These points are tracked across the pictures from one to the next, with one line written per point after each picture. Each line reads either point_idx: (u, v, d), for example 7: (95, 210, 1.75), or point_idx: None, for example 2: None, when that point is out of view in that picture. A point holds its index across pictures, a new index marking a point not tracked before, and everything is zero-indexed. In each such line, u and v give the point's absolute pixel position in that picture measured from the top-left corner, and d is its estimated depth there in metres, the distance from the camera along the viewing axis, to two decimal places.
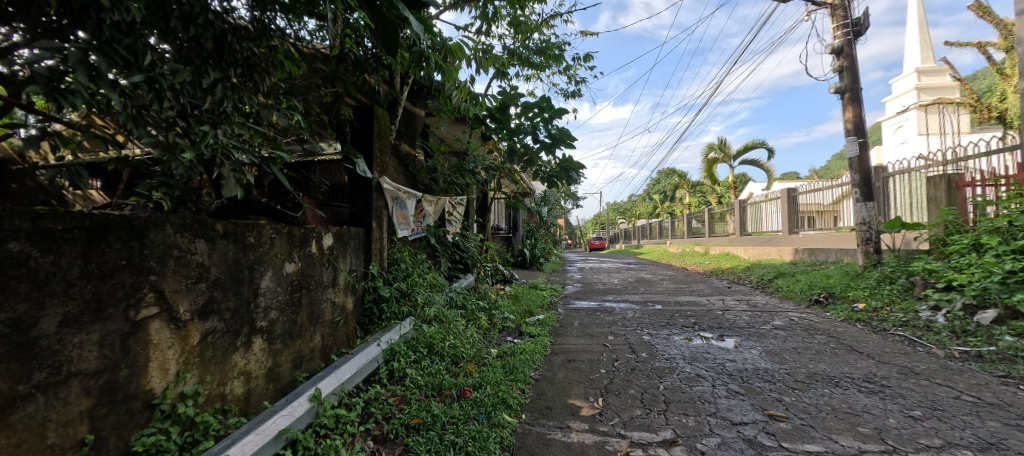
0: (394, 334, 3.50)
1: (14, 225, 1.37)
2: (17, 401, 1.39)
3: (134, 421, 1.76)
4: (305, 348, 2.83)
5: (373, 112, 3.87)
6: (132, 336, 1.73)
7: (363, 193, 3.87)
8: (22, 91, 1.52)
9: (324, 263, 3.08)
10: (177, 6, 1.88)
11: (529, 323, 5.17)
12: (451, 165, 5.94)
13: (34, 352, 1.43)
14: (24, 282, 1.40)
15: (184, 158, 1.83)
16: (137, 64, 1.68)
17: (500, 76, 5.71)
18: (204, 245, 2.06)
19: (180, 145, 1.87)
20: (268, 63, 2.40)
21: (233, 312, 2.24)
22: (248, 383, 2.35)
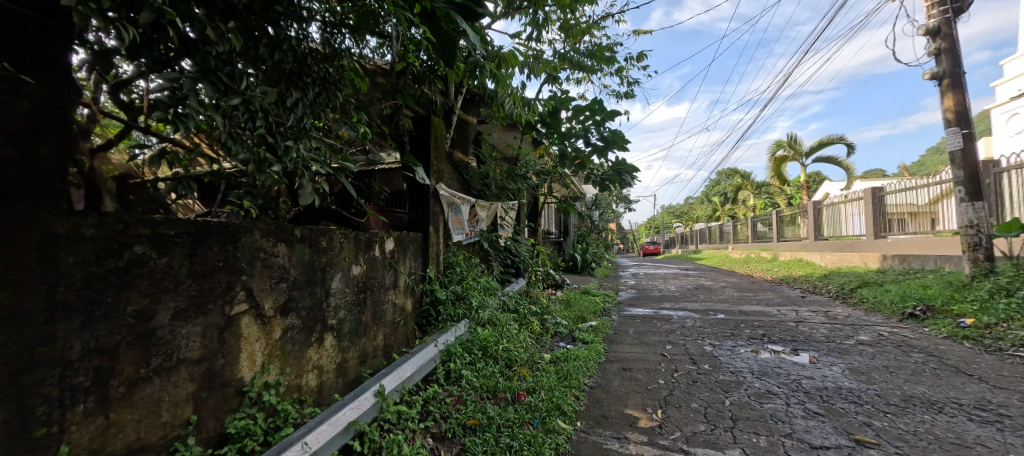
0: (450, 336, 3.61)
1: (138, 231, 1.57)
2: (139, 383, 1.61)
3: (227, 405, 1.97)
4: (369, 346, 3.01)
5: (430, 122, 4.04)
6: (227, 329, 1.95)
7: (420, 199, 4.04)
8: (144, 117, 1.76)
9: (386, 265, 3.25)
10: (265, 34, 2.09)
11: (582, 329, 5.10)
12: (504, 171, 6.03)
13: (152, 341, 1.64)
14: (146, 280, 1.61)
15: (271, 171, 2.04)
16: (235, 89, 1.89)
17: (552, 80, 5.72)
18: (285, 248, 2.26)
19: (268, 159, 2.08)
20: (338, 80, 2.59)
21: (308, 310, 2.43)
22: (321, 376, 2.53)
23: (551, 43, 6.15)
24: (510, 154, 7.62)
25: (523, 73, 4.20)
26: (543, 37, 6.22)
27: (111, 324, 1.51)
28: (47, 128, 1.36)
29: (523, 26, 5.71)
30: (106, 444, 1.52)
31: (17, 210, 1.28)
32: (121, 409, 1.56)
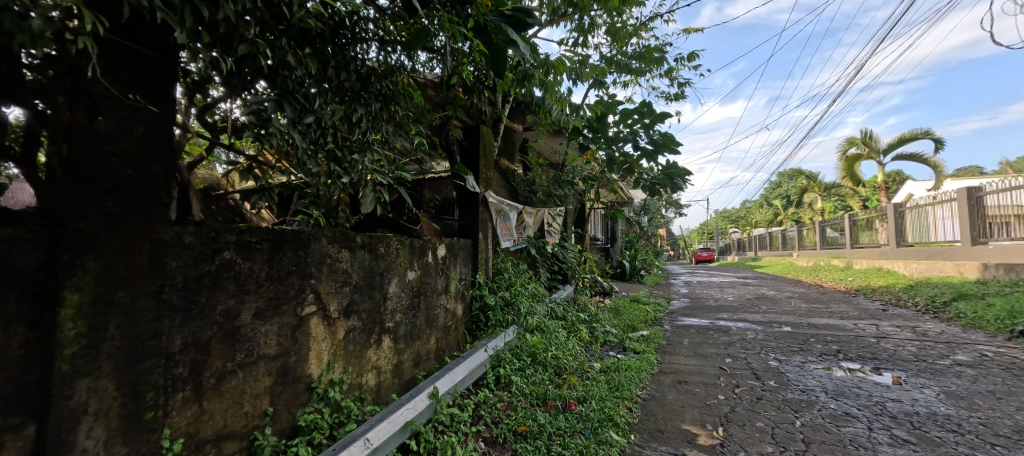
0: (499, 341, 3.65)
1: (227, 239, 1.75)
2: (226, 375, 1.78)
3: (298, 400, 2.12)
4: (423, 348, 3.12)
5: (479, 131, 4.14)
6: (298, 328, 2.11)
7: (470, 206, 4.13)
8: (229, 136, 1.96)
9: (438, 271, 3.36)
10: (335, 57, 2.24)
11: (632, 338, 4.95)
12: (550, 177, 6.03)
13: (237, 338, 1.82)
14: (233, 282, 1.79)
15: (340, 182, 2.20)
16: (310, 108, 2.06)
17: (599, 85, 5.67)
18: (348, 254, 2.41)
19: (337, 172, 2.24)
20: (395, 95, 2.73)
21: (368, 313, 2.58)
22: (379, 376, 2.66)
23: (598, 48, 6.09)
24: (556, 161, 7.62)
25: (570, 79, 4.18)
26: (589, 43, 6.18)
27: (204, 321, 1.69)
28: (157, 148, 1.52)
29: (569, 33, 5.71)
30: (200, 429, 1.69)
31: (135, 219, 1.44)
32: (212, 398, 1.73)
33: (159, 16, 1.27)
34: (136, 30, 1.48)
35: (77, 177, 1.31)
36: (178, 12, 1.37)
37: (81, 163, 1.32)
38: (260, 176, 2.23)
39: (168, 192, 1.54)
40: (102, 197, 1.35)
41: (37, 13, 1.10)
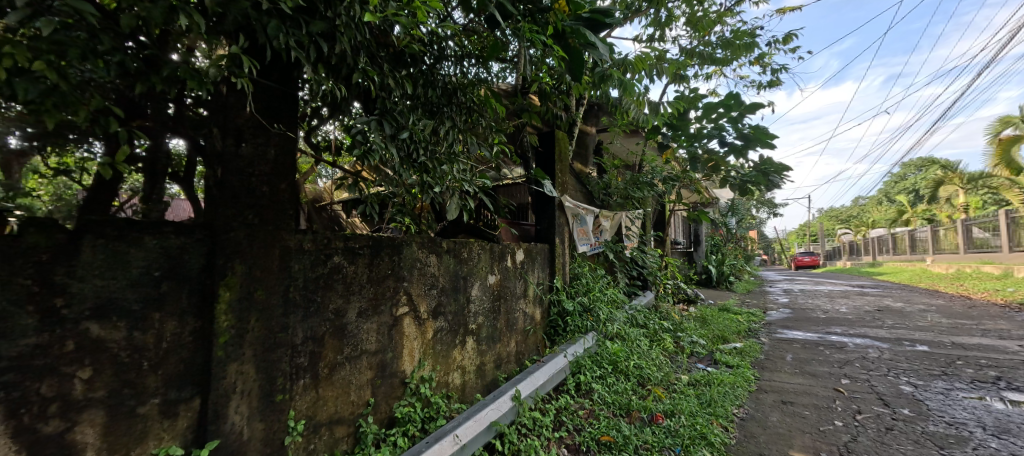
0: (579, 347, 3.60)
1: (336, 245, 1.97)
2: (337, 367, 1.99)
3: (395, 393, 2.31)
4: (504, 351, 3.20)
5: (554, 136, 4.14)
6: (394, 327, 2.29)
7: (546, 211, 4.13)
8: (334, 153, 2.17)
9: (517, 275, 3.42)
10: (424, 75, 2.40)
11: (724, 350, 4.57)
12: (627, 179, 5.82)
13: (345, 333, 2.03)
14: (341, 283, 2.00)
15: (430, 191, 2.34)
16: (404, 124, 2.22)
17: (679, 79, 5.36)
18: (435, 259, 2.57)
19: (427, 182, 2.39)
20: (479, 106, 2.84)
21: (454, 314, 2.71)
22: (464, 375, 2.79)
23: (678, 40, 5.75)
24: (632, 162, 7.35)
25: (648, 75, 3.98)
26: (668, 36, 5.86)
27: (319, 318, 1.91)
28: (285, 167, 1.76)
29: (644, 28, 5.49)
30: (317, 413, 1.91)
31: (269, 229, 1.68)
32: (326, 387, 1.95)
33: (292, 55, 1.48)
34: (263, 68, 1.69)
35: (229, 195, 1.57)
36: (306, 50, 1.58)
37: (231, 183, 1.58)
38: (358, 188, 2.45)
39: (292, 204, 1.77)
40: (245, 211, 1.60)
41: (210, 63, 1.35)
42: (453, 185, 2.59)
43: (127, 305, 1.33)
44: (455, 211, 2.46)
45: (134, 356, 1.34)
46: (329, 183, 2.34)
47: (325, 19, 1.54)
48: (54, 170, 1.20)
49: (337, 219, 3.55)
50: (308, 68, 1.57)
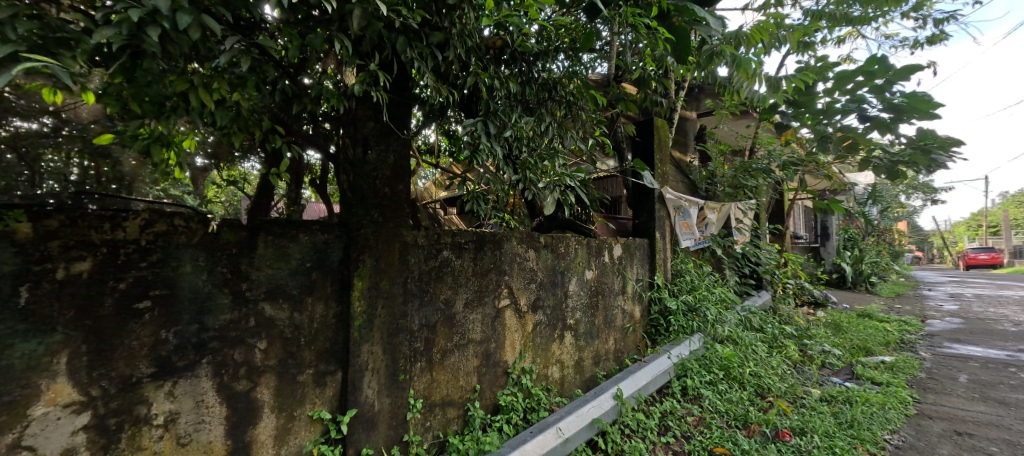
0: (684, 349, 3.38)
1: (445, 240, 2.11)
2: (448, 353, 2.15)
3: (498, 382, 2.42)
4: (602, 348, 3.14)
5: (653, 124, 3.87)
6: (496, 319, 2.39)
7: (645, 203, 3.86)
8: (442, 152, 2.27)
9: (615, 271, 3.30)
10: (525, 73, 2.42)
11: (867, 364, 3.89)
12: (738, 165, 5.05)
13: (454, 323, 2.17)
14: (449, 276, 2.15)
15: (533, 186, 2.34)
16: (508, 122, 2.26)
17: (804, 47, 4.65)
18: (534, 253, 2.61)
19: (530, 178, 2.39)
20: (579, 99, 2.78)
21: (552, 309, 2.74)
22: (562, 370, 2.80)
23: (802, 2, 4.96)
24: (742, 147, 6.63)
25: (765, 48, 3.50)
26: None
27: (432, 308, 2.07)
28: (403, 170, 1.94)
29: None
30: (432, 394, 2.08)
31: (391, 226, 1.87)
32: (439, 370, 2.12)
33: (415, 67, 1.61)
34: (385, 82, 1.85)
35: (359, 196, 1.79)
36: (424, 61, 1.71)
37: (361, 186, 1.79)
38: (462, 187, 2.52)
39: (410, 203, 1.95)
40: (372, 211, 1.81)
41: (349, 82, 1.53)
42: (555, 180, 2.58)
43: (288, 290, 1.59)
44: (552, 206, 2.45)
45: (293, 333, 1.61)
46: (439, 181, 2.47)
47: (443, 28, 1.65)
48: (225, 180, 1.88)
49: (437, 216, 3.79)
50: (426, 77, 1.70)
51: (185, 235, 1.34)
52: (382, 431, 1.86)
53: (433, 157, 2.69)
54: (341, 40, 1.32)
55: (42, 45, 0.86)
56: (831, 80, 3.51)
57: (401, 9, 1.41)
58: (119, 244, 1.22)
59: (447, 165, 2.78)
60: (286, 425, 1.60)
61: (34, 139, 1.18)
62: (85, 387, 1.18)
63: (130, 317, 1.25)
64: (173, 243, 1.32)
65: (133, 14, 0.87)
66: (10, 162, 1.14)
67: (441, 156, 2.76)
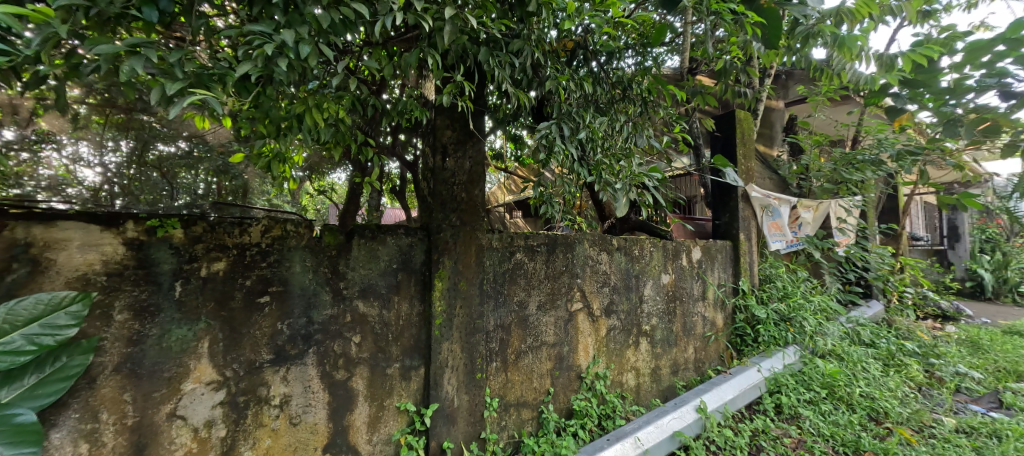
0: (777, 363, 3.08)
1: (517, 243, 2.15)
2: (522, 354, 2.18)
3: (571, 386, 2.40)
4: (680, 357, 2.97)
5: (734, 117, 3.51)
6: (569, 322, 2.37)
7: (726, 202, 3.54)
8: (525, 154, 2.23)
9: (694, 275, 3.10)
10: (597, 73, 2.39)
11: (1019, 391, 3.23)
12: (838, 158, 4.40)
13: (527, 325, 2.20)
14: (523, 278, 2.18)
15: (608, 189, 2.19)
16: (581, 124, 2.19)
17: (924, 17, 4.02)
18: (607, 256, 2.55)
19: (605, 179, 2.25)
20: (654, 95, 2.66)
21: (626, 314, 2.65)
22: (638, 378, 2.70)
23: None
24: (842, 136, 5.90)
25: (873, 22, 3.07)
26: None
27: (506, 309, 2.12)
28: (479, 176, 2.00)
29: None
30: (507, 394, 2.12)
31: (469, 230, 1.93)
32: (513, 371, 2.16)
33: (494, 75, 1.65)
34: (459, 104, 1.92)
35: (439, 202, 1.88)
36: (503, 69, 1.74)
37: (441, 192, 1.89)
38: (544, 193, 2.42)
39: (486, 207, 2.00)
40: (451, 215, 1.89)
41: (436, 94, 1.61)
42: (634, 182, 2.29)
43: (378, 289, 1.72)
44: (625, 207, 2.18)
45: (383, 328, 1.74)
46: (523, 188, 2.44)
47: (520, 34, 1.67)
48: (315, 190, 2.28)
49: (504, 219, 3.84)
50: (503, 84, 1.74)
51: (295, 238, 1.52)
52: (461, 427, 1.93)
53: (501, 162, 2.78)
54: (433, 55, 1.36)
55: (200, 80, 1.01)
56: (961, 52, 2.98)
57: (485, 19, 1.45)
58: (245, 247, 1.42)
59: (512, 169, 2.90)
60: (377, 414, 1.73)
61: (171, 160, 1.58)
62: (221, 368, 1.39)
63: (254, 309, 1.44)
64: (287, 246, 1.50)
65: (268, 48, 0.99)
66: (155, 179, 1.53)
67: (508, 161, 2.85)
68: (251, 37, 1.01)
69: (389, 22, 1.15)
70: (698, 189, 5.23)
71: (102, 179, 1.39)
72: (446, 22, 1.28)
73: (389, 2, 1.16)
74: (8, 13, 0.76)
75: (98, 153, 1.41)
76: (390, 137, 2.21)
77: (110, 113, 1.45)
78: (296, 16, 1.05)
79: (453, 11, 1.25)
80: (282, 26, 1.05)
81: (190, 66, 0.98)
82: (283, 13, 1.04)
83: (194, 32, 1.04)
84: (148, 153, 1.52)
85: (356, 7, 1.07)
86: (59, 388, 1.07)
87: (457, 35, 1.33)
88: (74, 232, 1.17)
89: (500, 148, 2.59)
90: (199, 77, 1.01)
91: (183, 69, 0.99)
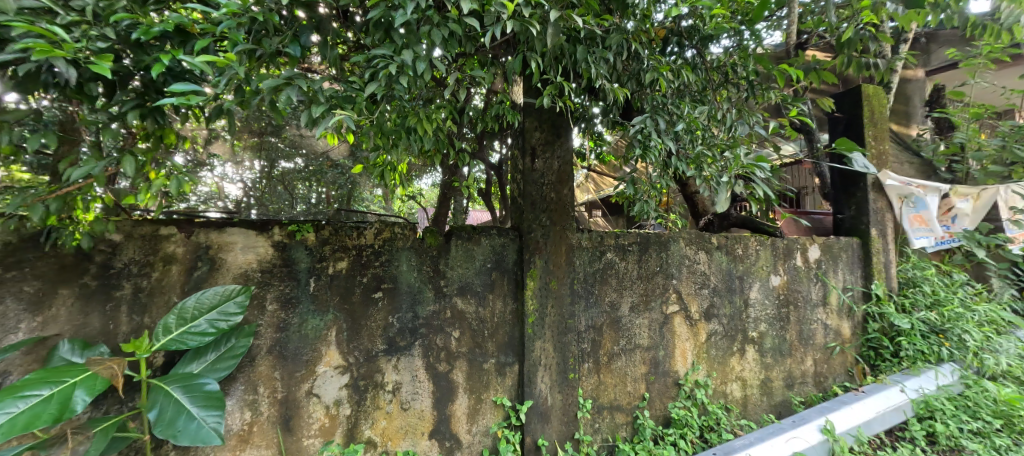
0: (927, 383, 2.58)
1: (607, 242, 2.10)
2: (615, 356, 2.12)
3: (668, 393, 2.27)
4: (796, 369, 2.64)
5: (861, 93, 3.03)
6: (664, 325, 2.26)
7: (851, 193, 3.06)
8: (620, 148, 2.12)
9: (812, 278, 2.73)
10: (690, 60, 2.23)
11: None
12: (1011, 132, 3.55)
13: (620, 326, 2.14)
14: (614, 278, 2.12)
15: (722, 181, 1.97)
16: (680, 116, 2.07)
17: None
18: (705, 256, 2.37)
19: (710, 172, 2.06)
20: (759, 76, 2.40)
21: (730, 319, 2.43)
22: (745, 389, 2.47)
23: None
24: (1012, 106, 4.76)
25: None
26: None
27: (598, 309, 2.08)
28: (568, 175, 1.99)
29: None
30: (600, 396, 2.09)
31: (558, 229, 1.94)
32: (606, 373, 2.11)
33: (590, 72, 1.62)
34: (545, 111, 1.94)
35: (529, 202, 1.92)
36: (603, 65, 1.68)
37: (530, 193, 1.91)
38: (638, 191, 2.31)
39: (576, 206, 1.98)
40: (540, 215, 1.91)
41: (535, 95, 1.61)
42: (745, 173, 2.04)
43: (474, 287, 1.81)
44: (727, 202, 2.01)
45: (479, 325, 1.82)
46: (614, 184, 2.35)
47: (615, 27, 1.62)
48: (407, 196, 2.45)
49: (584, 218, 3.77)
50: (601, 82, 1.70)
51: (402, 239, 1.67)
52: (555, 425, 1.94)
53: (583, 161, 2.73)
54: (534, 58, 1.38)
55: (336, 102, 1.15)
56: None
57: (586, 17, 1.43)
58: (362, 247, 1.60)
59: (593, 166, 2.86)
60: (476, 406, 1.82)
61: (291, 175, 1.99)
62: (346, 354, 1.58)
63: (370, 304, 1.61)
64: (395, 246, 1.65)
65: (390, 68, 1.09)
66: (279, 191, 1.96)
67: (590, 159, 2.79)
68: (377, 61, 1.12)
69: (498, 32, 1.17)
70: (811, 179, 4.60)
71: (241, 193, 1.83)
72: (549, 25, 1.28)
73: (498, 12, 1.18)
74: (204, 61, 0.95)
75: (240, 172, 1.85)
76: (476, 142, 2.32)
77: (247, 138, 1.86)
78: (413, 36, 1.13)
79: (557, 13, 1.24)
80: (401, 48, 1.14)
81: (328, 91, 1.13)
82: (402, 35, 1.12)
83: (328, 62, 1.19)
84: (275, 169, 1.95)
85: (467, 20, 1.12)
86: (231, 364, 1.29)
87: (557, 36, 1.32)
88: (239, 237, 1.42)
89: (580, 147, 2.56)
90: (336, 100, 1.15)
91: (323, 94, 1.13)
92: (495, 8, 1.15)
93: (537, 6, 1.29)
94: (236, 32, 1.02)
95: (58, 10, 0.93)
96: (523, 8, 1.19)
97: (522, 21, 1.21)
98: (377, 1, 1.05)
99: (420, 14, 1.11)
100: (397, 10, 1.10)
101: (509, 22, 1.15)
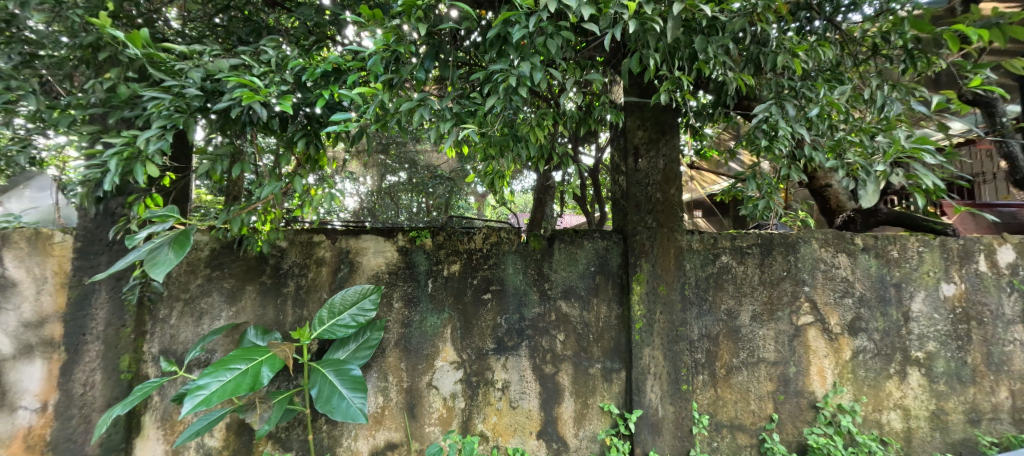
0: None
1: (722, 245, 1.94)
2: (734, 370, 1.94)
3: (803, 415, 1.99)
4: (985, 400, 2.11)
5: None
6: (796, 338, 1.99)
7: None
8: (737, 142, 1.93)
9: (1003, 287, 2.13)
10: (819, 35, 1.96)
11: None
12: None
13: (739, 337, 1.94)
14: (731, 284, 1.95)
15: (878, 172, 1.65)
16: (812, 100, 1.80)
17: None
18: (847, 259, 2.04)
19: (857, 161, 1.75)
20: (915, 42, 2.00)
21: (884, 334, 2.05)
22: (907, 420, 2.07)
23: None
24: None
25: None
26: None
27: (712, 317, 1.93)
28: (676, 174, 1.86)
29: None
30: (718, 412, 1.93)
31: (667, 230, 1.81)
32: (724, 387, 1.94)
33: (712, 63, 1.49)
34: (648, 109, 1.87)
35: (634, 203, 1.85)
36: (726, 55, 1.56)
37: (634, 194, 1.85)
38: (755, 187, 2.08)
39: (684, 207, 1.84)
40: (646, 217, 1.81)
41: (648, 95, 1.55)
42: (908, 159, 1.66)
43: (579, 291, 1.81)
44: (877, 195, 1.67)
45: (584, 329, 1.81)
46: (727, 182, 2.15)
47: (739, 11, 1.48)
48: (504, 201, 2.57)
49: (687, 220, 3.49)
50: (723, 73, 1.57)
51: (508, 243, 1.74)
52: (667, 439, 1.77)
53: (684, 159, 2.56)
54: (652, 56, 1.32)
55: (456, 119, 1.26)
56: None
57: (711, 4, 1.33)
58: (472, 251, 1.71)
59: (694, 163, 2.66)
60: (582, 411, 1.81)
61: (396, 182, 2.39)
62: (460, 350, 1.69)
63: (480, 304, 1.71)
64: (502, 250, 1.73)
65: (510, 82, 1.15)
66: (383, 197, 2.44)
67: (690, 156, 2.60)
68: (496, 75, 1.19)
69: (618, 33, 1.15)
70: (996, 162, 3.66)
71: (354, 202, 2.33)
72: (671, 18, 1.22)
73: (616, 13, 1.16)
74: (357, 93, 1.11)
75: None
76: (572, 146, 2.33)
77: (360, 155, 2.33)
78: (529, 48, 1.18)
79: (681, 5, 1.17)
80: (516, 61, 1.19)
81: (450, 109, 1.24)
82: (518, 50, 1.18)
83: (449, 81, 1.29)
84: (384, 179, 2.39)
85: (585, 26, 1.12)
86: (368, 354, 1.47)
87: (679, 29, 1.26)
88: (371, 243, 1.63)
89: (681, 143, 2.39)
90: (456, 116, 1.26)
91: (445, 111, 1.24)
92: (614, 9, 1.14)
93: (657, 3, 1.24)
94: (379, 64, 1.17)
95: (254, 64, 1.18)
96: (644, 4, 1.15)
97: (642, 19, 1.17)
98: (497, 21, 1.12)
99: (536, 27, 1.15)
100: (513, 25, 1.16)
101: (631, 21, 1.13)
